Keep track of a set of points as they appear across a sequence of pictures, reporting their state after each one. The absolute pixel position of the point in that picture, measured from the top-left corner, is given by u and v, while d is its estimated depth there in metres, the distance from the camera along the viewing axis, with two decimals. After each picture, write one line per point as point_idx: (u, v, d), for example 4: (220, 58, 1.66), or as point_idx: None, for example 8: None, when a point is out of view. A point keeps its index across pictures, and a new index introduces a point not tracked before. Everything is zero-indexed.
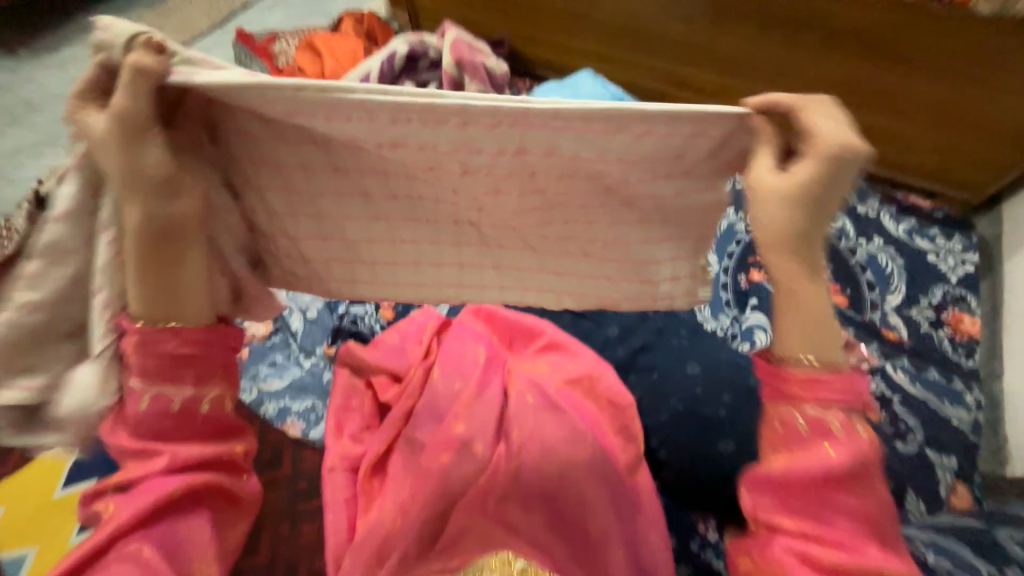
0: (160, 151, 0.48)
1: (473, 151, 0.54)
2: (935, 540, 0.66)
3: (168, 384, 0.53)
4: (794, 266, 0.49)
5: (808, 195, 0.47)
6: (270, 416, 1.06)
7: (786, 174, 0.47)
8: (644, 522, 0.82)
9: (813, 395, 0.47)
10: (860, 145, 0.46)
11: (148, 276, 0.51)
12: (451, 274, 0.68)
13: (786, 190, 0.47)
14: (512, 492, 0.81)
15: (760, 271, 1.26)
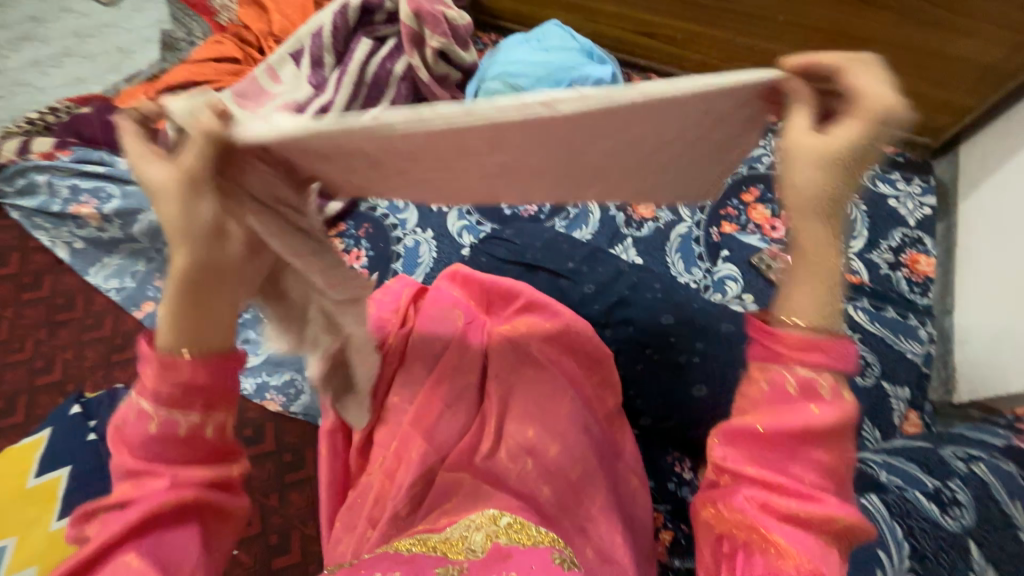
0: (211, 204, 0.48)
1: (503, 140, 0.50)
2: (888, 462, 0.72)
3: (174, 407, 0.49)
4: (811, 226, 0.49)
5: (843, 156, 0.48)
6: (248, 393, 1.04)
7: (834, 134, 0.48)
8: (624, 467, 0.86)
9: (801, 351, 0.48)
10: (901, 108, 0.48)
11: (187, 310, 0.48)
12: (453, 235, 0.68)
13: (831, 150, 0.48)
14: (500, 446, 0.82)
15: (731, 224, 1.28)
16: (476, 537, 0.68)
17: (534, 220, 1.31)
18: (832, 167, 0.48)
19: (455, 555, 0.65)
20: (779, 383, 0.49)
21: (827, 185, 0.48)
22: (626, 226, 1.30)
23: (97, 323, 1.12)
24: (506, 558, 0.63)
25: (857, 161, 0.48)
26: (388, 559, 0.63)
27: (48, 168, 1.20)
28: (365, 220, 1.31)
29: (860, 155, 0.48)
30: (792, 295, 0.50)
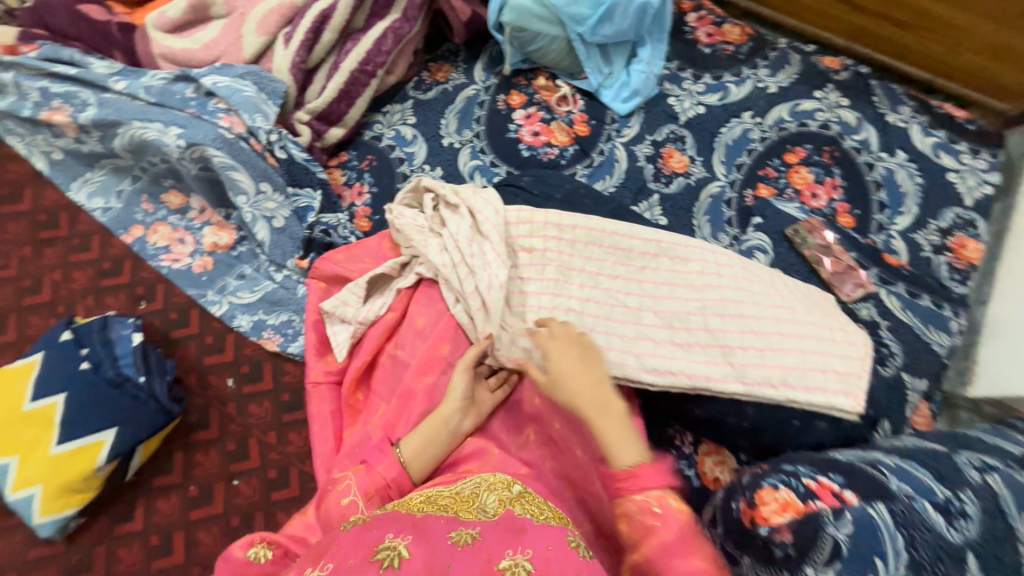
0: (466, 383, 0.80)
1: (607, 315, 0.87)
2: (897, 462, 0.65)
3: (364, 501, 0.70)
4: (597, 417, 0.72)
5: (583, 370, 0.75)
6: (245, 330, 1.01)
7: (567, 367, 0.76)
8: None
9: (641, 488, 0.65)
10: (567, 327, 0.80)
11: (425, 439, 0.77)
12: (560, 259, 0.91)
13: (562, 379, 0.75)
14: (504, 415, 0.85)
15: (768, 187, 1.17)
16: (489, 500, 0.66)
17: (554, 166, 1.20)
18: (573, 384, 0.75)
19: (465, 517, 0.62)
20: (656, 514, 0.63)
21: (578, 392, 0.74)
22: (653, 180, 1.20)
23: (84, 245, 1.05)
24: (521, 532, 0.58)
25: (590, 363, 0.77)
26: (397, 521, 0.58)
27: (13, 64, 1.07)
28: (369, 151, 1.20)
29: (582, 365, 0.76)
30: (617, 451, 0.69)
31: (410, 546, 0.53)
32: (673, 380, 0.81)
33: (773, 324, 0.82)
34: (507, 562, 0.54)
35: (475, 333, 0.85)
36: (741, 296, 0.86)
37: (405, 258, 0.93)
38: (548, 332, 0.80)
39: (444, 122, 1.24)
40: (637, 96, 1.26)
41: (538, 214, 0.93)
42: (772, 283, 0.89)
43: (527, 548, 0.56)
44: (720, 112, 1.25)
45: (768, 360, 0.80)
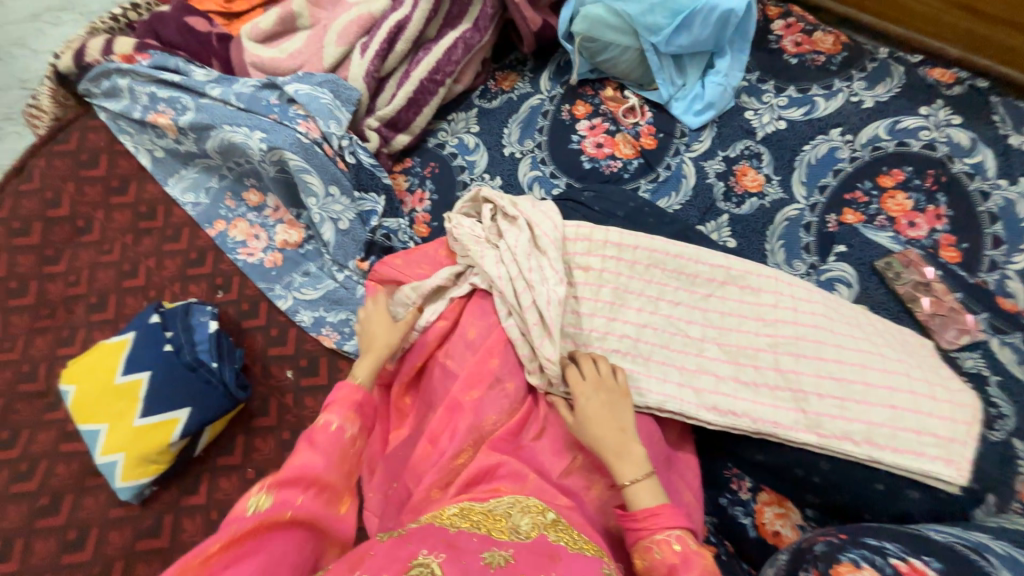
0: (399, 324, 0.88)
1: (668, 346, 0.83)
2: (1010, 552, 0.55)
3: (350, 424, 0.73)
4: (616, 458, 0.71)
5: (602, 404, 0.75)
6: (307, 325, 1.06)
7: (587, 401, 0.75)
8: (680, 477, 0.79)
9: (661, 527, 0.66)
10: (587, 355, 0.80)
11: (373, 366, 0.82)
12: (621, 281, 0.88)
13: (582, 415, 0.74)
14: (546, 438, 0.81)
15: (855, 212, 1.07)
16: (522, 521, 0.63)
17: (616, 179, 1.16)
18: (593, 423, 0.73)
19: (499, 535, 0.59)
20: (676, 551, 0.63)
21: (598, 433, 0.73)
22: (723, 199, 1.12)
23: (176, 235, 1.16)
24: (554, 559, 0.56)
25: (612, 401, 0.75)
26: (431, 536, 0.55)
27: (129, 71, 1.19)
28: (432, 158, 1.22)
29: (603, 401, 0.75)
30: (635, 492, 0.69)
31: (444, 565, 0.50)
32: (735, 421, 0.76)
33: (858, 372, 0.75)
34: None
35: (527, 348, 0.84)
36: (821, 336, 0.79)
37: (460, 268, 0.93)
38: (577, 370, 0.78)
39: (507, 131, 1.24)
40: (710, 109, 1.19)
41: (599, 230, 0.91)
42: (857, 322, 0.81)
43: None
44: (804, 128, 1.15)
45: (847, 412, 0.73)
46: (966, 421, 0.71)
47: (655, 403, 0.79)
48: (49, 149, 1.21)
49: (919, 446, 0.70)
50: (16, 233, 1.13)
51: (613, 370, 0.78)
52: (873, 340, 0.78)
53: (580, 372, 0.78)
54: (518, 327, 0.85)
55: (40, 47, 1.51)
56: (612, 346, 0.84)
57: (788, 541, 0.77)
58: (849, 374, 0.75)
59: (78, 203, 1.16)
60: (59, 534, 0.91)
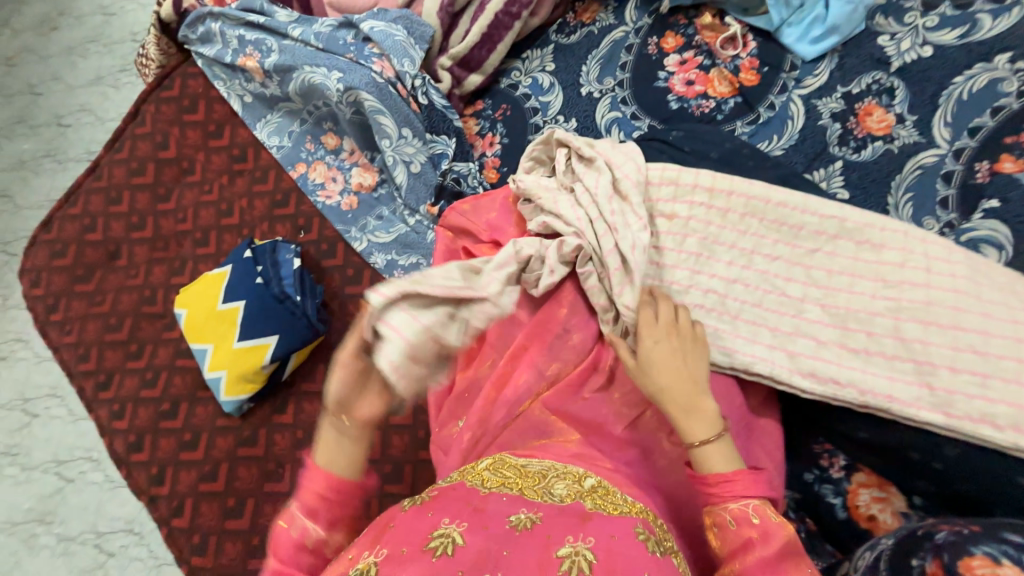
0: (341, 377, 0.60)
1: (761, 304, 0.76)
2: None
3: (312, 522, 0.58)
4: (684, 415, 0.65)
5: (673, 355, 0.68)
6: (380, 267, 1.10)
7: (656, 349, 0.68)
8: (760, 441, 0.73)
9: (737, 496, 0.60)
10: (658, 301, 0.73)
11: (331, 442, 0.61)
12: (711, 231, 0.80)
13: (647, 364, 0.68)
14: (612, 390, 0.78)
15: (1019, 160, 0.86)
16: (557, 485, 0.56)
17: (707, 121, 1.03)
18: (661, 372, 0.67)
19: (531, 495, 0.53)
20: (754, 525, 0.58)
21: (666, 383, 0.66)
22: (838, 143, 0.96)
23: (263, 177, 1.22)
24: (586, 519, 0.50)
25: (683, 350, 0.69)
26: (457, 500, 0.51)
27: (221, 16, 1.25)
28: (504, 99, 1.16)
29: (675, 351, 0.68)
30: (704, 454, 0.63)
31: (464, 534, 0.46)
32: (837, 391, 0.68)
33: (1005, 347, 0.64)
34: (568, 549, 0.46)
35: (601, 298, 0.80)
36: (961, 302, 0.67)
37: (563, 236, 0.82)
38: (651, 314, 0.72)
39: (585, 69, 1.14)
40: (834, 34, 1.00)
41: (688, 172, 0.82)
42: (1010, 289, 0.67)
43: (591, 537, 0.47)
44: (957, 55, 0.94)
45: (984, 390, 0.63)
46: None
47: (742, 365, 0.72)
48: (156, 96, 1.31)
49: None
50: (134, 172, 1.26)
51: (693, 322, 0.72)
52: None
53: (652, 318, 0.72)
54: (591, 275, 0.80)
55: (147, 1, 1.63)
56: (697, 301, 0.78)
57: (888, 529, 0.69)
58: (992, 348, 0.64)
59: (183, 146, 1.27)
60: (178, 436, 1.06)
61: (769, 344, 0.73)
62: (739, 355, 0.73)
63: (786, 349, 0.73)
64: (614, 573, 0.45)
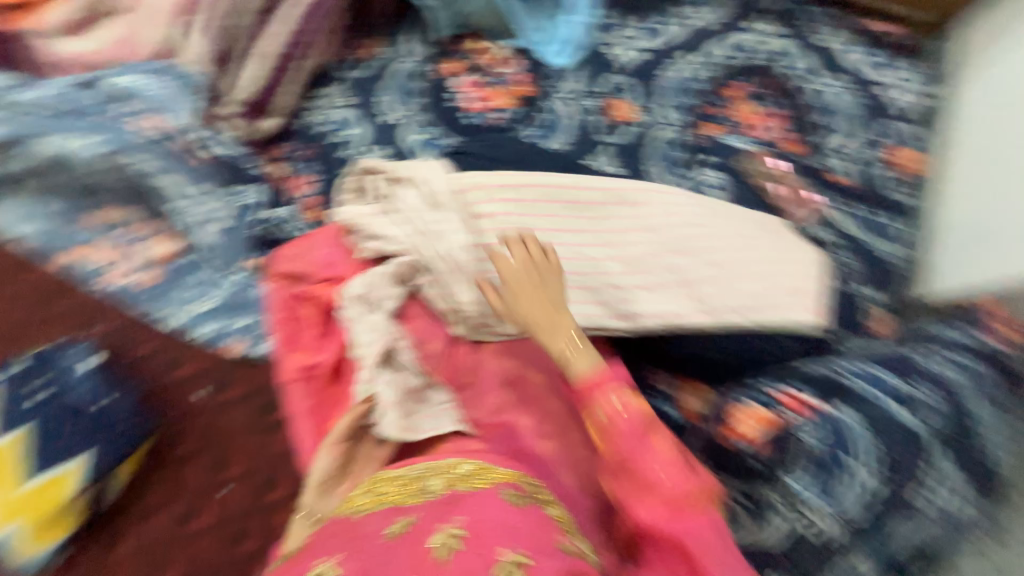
0: (327, 455, 0.77)
1: (581, 270, 0.87)
2: (866, 368, 0.70)
3: None
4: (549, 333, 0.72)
5: (532, 285, 0.75)
6: (209, 336, 0.98)
7: (515, 281, 0.75)
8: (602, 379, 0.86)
9: (604, 390, 0.66)
10: (515, 238, 0.79)
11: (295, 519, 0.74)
12: (522, 220, 0.90)
13: (509, 296, 0.74)
14: (475, 382, 0.83)
15: (717, 124, 1.18)
16: (432, 482, 0.60)
17: (502, 130, 1.17)
18: (521, 300, 0.73)
19: (407, 500, 0.56)
20: (623, 412, 0.64)
21: (528, 311, 0.73)
22: (602, 132, 1.18)
23: (25, 274, 1.01)
24: (455, 503, 0.54)
25: (541, 278, 0.76)
26: (334, 535, 0.52)
27: None
28: (308, 139, 1.15)
29: (534, 280, 0.75)
30: (573, 361, 0.69)
31: (340, 564, 0.46)
32: (641, 322, 0.84)
33: (733, 254, 0.86)
34: (440, 535, 0.48)
35: (445, 301, 0.85)
36: (699, 230, 0.89)
37: (371, 271, 0.86)
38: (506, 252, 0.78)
39: (381, 99, 1.19)
40: (575, 48, 1.24)
41: (490, 175, 0.92)
42: (725, 212, 0.91)
43: (461, 516, 0.51)
44: (658, 57, 1.25)
45: (731, 290, 0.83)
46: (812, 272, 0.86)
47: (573, 323, 0.84)
48: None
49: (787, 304, 0.83)
50: None
51: (544, 250, 0.78)
52: (742, 221, 0.90)
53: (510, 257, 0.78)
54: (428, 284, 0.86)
55: None
56: None
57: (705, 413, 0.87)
58: (728, 258, 0.86)
59: None
60: None
61: (589, 300, 0.85)
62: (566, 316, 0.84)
63: (599, 301, 0.85)
64: (484, 542, 0.48)
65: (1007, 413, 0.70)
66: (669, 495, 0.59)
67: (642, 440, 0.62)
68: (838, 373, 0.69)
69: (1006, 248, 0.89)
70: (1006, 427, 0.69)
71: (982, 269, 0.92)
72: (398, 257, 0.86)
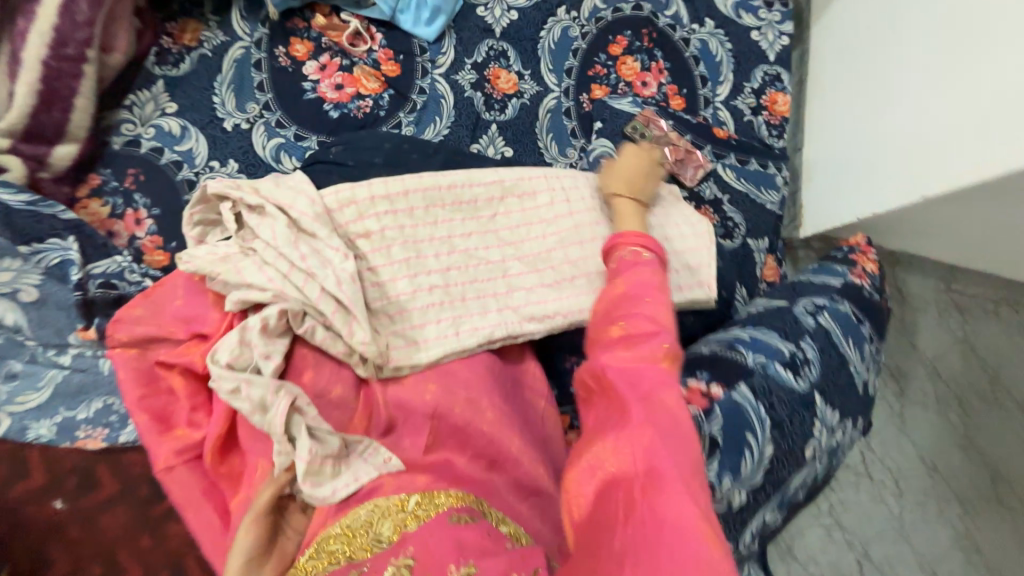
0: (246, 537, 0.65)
1: (479, 281, 0.83)
2: (752, 335, 0.69)
3: None
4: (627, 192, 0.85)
5: (642, 174, 0.85)
6: (51, 438, 0.80)
7: (629, 164, 0.85)
8: (527, 386, 0.87)
9: (634, 242, 0.72)
10: (650, 153, 0.90)
11: None
12: (412, 234, 0.81)
13: (618, 172, 0.85)
14: (404, 419, 0.76)
15: (601, 87, 1.14)
16: (385, 525, 0.63)
17: (371, 121, 1.02)
18: (624, 175, 0.84)
19: (360, 554, 0.60)
20: (644, 259, 0.70)
21: (619, 182, 0.84)
22: (487, 109, 1.09)
23: None
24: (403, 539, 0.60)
25: (647, 175, 0.86)
26: None
27: None
28: (129, 163, 0.93)
29: (646, 176, 0.86)
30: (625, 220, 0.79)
31: None
32: (553, 322, 0.82)
33: None
34: (392, 568, 0.57)
35: (339, 345, 0.74)
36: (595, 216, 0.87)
37: (241, 324, 0.72)
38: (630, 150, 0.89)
39: (217, 99, 0.98)
40: (440, 15, 1.09)
41: (361, 186, 0.80)
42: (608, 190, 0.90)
43: (410, 547, 0.59)
44: (534, 15, 1.14)
45: None
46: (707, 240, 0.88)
47: (485, 338, 0.80)
48: None
49: (686, 279, 0.85)
50: None
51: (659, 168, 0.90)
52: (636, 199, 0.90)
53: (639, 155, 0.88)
54: (312, 328, 0.73)
55: None
56: (426, 301, 0.81)
57: None
58: None
59: None
60: None
61: (497, 310, 0.82)
62: (475, 334, 0.80)
63: (503, 310, 0.83)
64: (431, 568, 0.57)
65: (868, 346, 0.78)
66: (639, 348, 0.62)
67: (640, 279, 0.67)
68: (732, 348, 0.66)
69: (866, 186, 1.00)
70: (867, 359, 0.77)
71: (847, 207, 1.05)
72: (275, 306, 0.72)
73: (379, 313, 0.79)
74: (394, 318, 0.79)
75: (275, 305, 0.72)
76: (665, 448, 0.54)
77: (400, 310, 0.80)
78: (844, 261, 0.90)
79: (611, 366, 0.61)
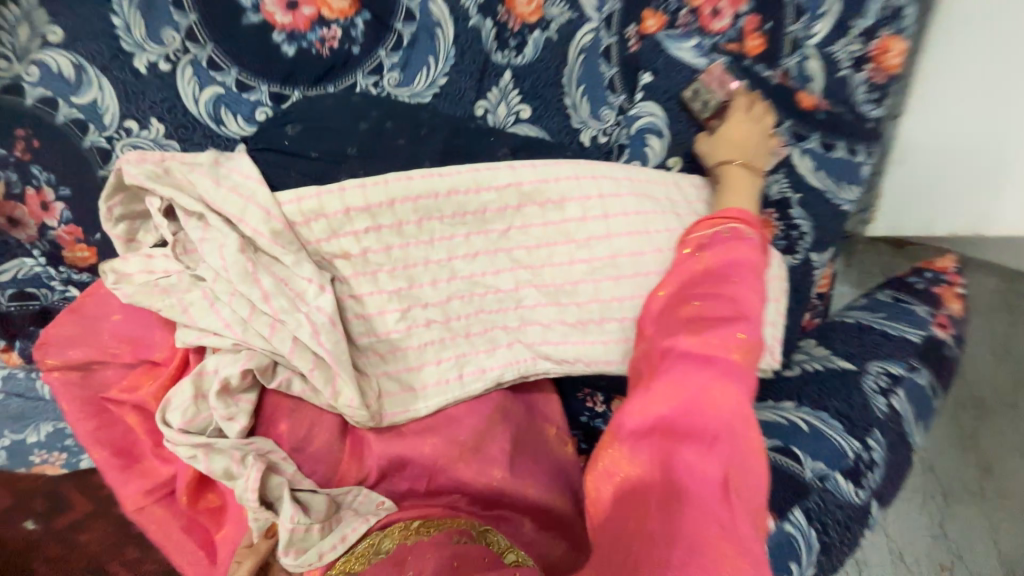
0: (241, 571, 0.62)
1: (488, 311, 0.70)
2: (812, 424, 0.59)
3: None
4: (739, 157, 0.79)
5: (754, 139, 0.79)
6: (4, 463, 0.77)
7: (743, 127, 0.79)
8: (539, 418, 0.79)
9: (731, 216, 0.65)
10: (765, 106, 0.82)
11: None
12: (404, 258, 0.67)
13: (731, 136, 0.78)
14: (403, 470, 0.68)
15: (657, 15, 0.82)
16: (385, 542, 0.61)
17: (343, 63, 0.75)
18: (737, 139, 0.78)
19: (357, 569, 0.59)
20: (735, 234, 0.63)
21: (732, 148, 0.78)
22: (498, 46, 0.79)
23: None
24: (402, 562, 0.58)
25: (759, 138, 0.80)
26: None
27: None
28: (13, 121, 0.67)
29: (758, 137, 0.79)
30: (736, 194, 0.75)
31: None
32: (572, 368, 0.70)
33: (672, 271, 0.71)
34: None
35: (320, 401, 0.63)
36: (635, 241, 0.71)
37: (197, 370, 0.63)
38: (743, 101, 0.81)
39: (120, 23, 0.67)
40: None
41: (330, 193, 0.64)
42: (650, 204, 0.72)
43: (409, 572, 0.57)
44: None
45: None
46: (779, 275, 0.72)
47: (494, 381, 0.69)
48: None
49: None
50: None
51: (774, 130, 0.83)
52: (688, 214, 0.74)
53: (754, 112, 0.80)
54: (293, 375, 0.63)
55: None
56: (422, 340, 0.68)
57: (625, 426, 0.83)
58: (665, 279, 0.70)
59: None
60: None
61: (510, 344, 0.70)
62: (481, 376, 0.68)
63: (520, 346, 0.70)
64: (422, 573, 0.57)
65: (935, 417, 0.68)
66: (708, 335, 0.56)
67: (732, 256, 0.61)
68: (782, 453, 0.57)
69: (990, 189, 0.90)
70: None
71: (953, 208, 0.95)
72: (236, 365, 0.61)
73: (366, 352, 0.66)
74: (385, 362, 0.67)
75: (236, 363, 0.61)
76: (703, 455, 0.51)
77: (393, 346, 0.67)
78: (924, 298, 0.75)
79: (675, 350, 0.57)
